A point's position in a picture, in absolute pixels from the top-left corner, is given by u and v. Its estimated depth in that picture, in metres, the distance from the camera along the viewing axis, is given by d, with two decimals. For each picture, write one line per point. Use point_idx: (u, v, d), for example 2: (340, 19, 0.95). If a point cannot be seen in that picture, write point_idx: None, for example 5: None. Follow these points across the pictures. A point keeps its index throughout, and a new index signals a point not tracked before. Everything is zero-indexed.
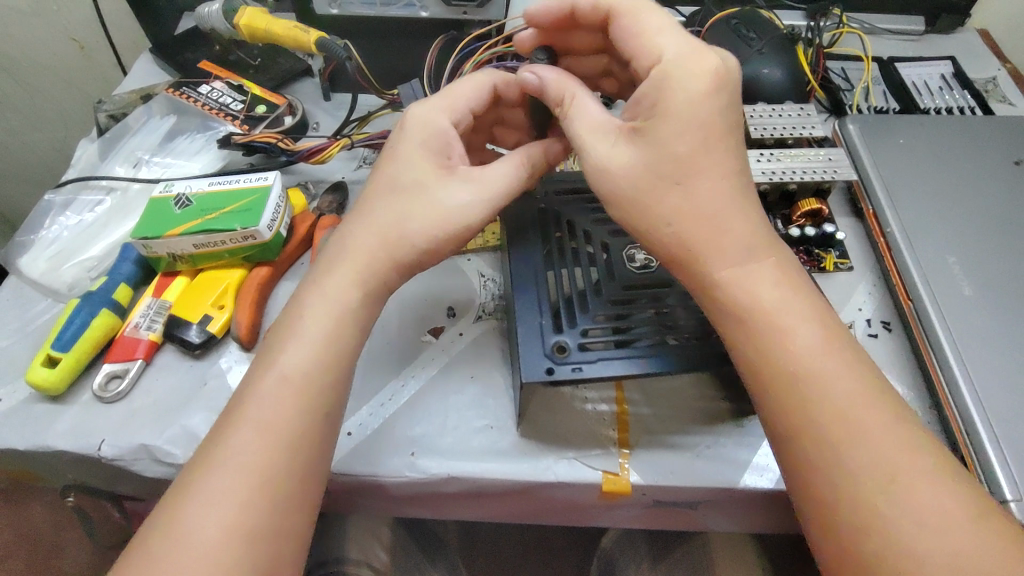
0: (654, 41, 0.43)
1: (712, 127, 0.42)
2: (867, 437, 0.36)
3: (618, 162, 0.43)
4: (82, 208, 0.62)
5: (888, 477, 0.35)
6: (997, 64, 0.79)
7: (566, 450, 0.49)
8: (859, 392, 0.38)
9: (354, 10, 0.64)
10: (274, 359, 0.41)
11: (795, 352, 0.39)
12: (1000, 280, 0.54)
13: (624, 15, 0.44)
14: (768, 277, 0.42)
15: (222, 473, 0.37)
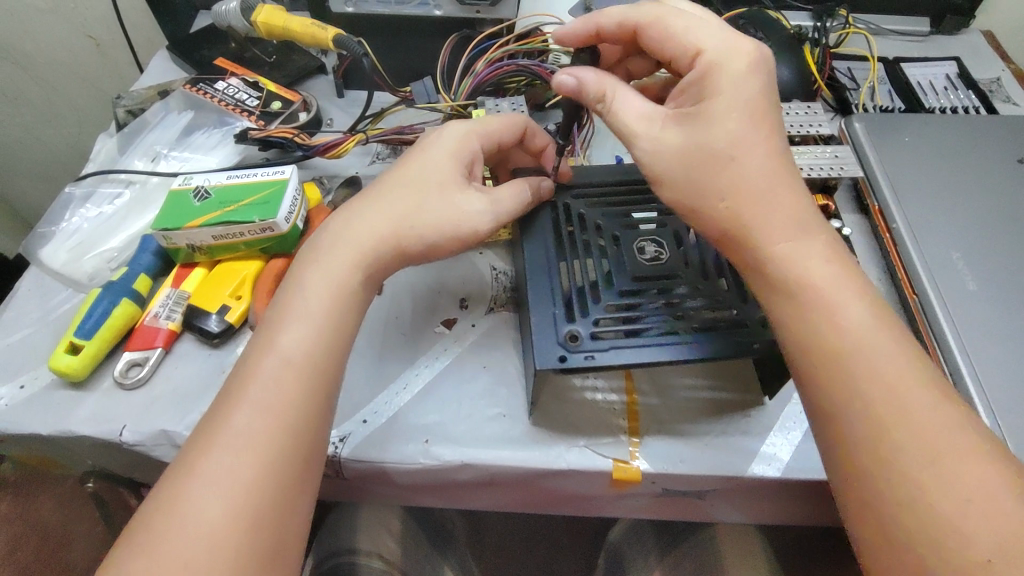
0: (689, 37, 0.45)
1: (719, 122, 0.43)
2: (884, 412, 0.36)
3: None
4: (101, 200, 0.63)
5: (910, 451, 0.35)
6: (1001, 65, 0.80)
7: (577, 439, 0.50)
8: (883, 360, 0.38)
9: (367, 9, 0.66)
10: (289, 341, 0.42)
11: (815, 325, 0.39)
12: (1003, 275, 0.55)
13: (653, 23, 0.47)
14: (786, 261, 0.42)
15: (229, 447, 0.37)
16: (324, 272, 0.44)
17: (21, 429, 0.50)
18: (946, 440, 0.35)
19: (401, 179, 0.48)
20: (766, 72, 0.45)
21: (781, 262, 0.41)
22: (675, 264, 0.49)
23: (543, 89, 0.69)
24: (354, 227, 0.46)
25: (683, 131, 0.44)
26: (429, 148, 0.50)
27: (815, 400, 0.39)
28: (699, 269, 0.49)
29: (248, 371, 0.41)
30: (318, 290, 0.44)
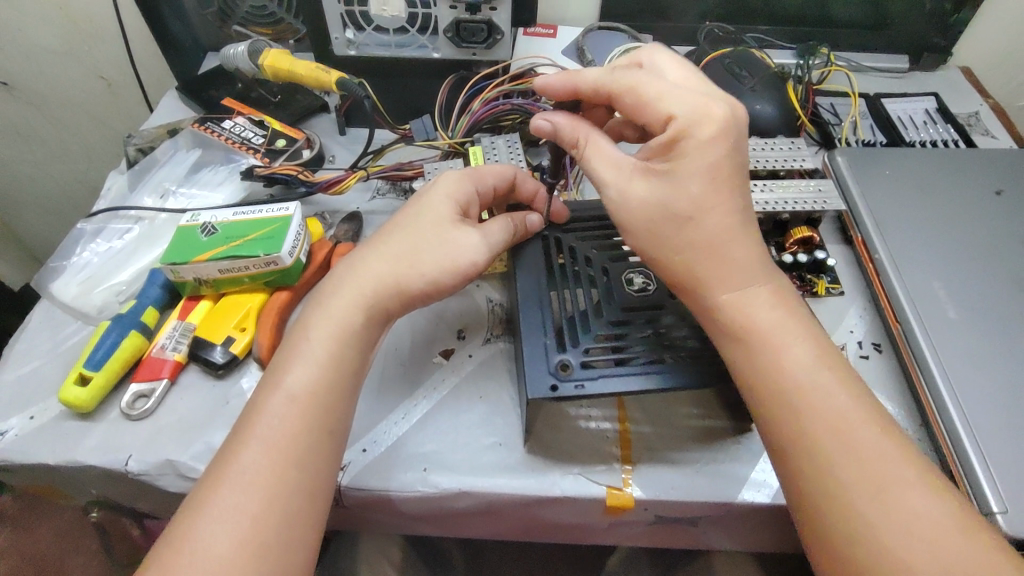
0: (664, 103, 0.45)
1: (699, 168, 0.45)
2: (831, 447, 0.38)
3: (637, 192, 0.46)
4: (112, 235, 0.65)
5: (858, 484, 0.37)
6: (979, 100, 0.83)
7: (572, 466, 0.51)
8: (829, 397, 0.40)
9: (370, 52, 0.68)
10: (290, 377, 0.43)
11: (770, 365, 0.42)
12: (982, 305, 0.57)
13: (628, 90, 0.47)
14: (765, 293, 0.44)
15: (233, 485, 0.39)
16: (324, 311, 0.46)
17: (29, 460, 0.51)
18: (890, 471, 0.37)
19: (394, 226, 0.51)
20: (735, 137, 0.45)
21: (755, 299, 0.44)
22: (662, 295, 0.51)
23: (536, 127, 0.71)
24: (358, 266, 0.49)
25: (655, 179, 0.46)
26: (419, 196, 0.53)
27: (774, 436, 0.41)
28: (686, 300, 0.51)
29: (255, 402, 0.43)
30: (318, 328, 0.46)
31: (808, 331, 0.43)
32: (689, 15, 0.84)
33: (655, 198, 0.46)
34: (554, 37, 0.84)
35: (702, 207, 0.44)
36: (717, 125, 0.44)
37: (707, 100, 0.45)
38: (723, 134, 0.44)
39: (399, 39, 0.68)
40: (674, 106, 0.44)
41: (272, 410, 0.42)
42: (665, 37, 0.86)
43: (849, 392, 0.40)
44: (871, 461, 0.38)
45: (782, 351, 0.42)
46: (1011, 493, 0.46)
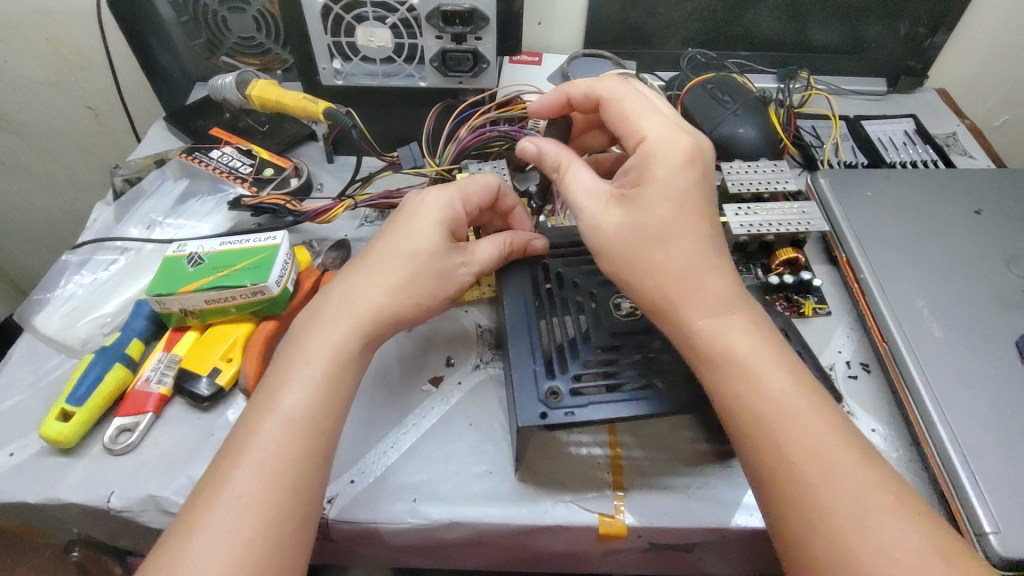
0: (638, 122, 0.50)
1: (678, 191, 0.47)
2: (813, 477, 0.38)
3: (611, 218, 0.48)
4: (97, 266, 0.65)
5: (842, 509, 0.37)
6: (956, 121, 0.85)
7: (563, 494, 0.51)
8: (804, 427, 0.40)
9: (357, 81, 0.69)
10: (286, 400, 0.43)
11: (743, 389, 0.42)
12: (966, 323, 0.57)
13: (614, 101, 0.52)
14: (746, 317, 0.45)
15: (223, 514, 0.38)
16: (322, 336, 0.46)
17: (10, 498, 0.50)
18: (873, 500, 0.37)
19: (380, 251, 0.50)
20: (702, 167, 0.48)
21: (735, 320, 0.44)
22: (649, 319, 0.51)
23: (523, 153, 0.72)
24: (343, 294, 0.48)
25: (626, 204, 0.48)
26: (405, 218, 0.52)
27: (753, 459, 0.41)
28: None
29: (240, 434, 0.42)
30: (319, 346, 0.46)
31: (783, 356, 0.44)
32: (671, 41, 0.86)
33: (630, 224, 0.47)
34: (540, 65, 0.86)
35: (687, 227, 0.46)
36: (686, 151, 0.48)
37: (679, 129, 0.49)
38: (691, 159, 0.48)
39: (386, 69, 0.69)
40: (645, 127, 0.49)
41: (257, 440, 0.41)
42: (648, 63, 0.88)
43: (826, 418, 0.41)
44: (854, 489, 0.38)
45: (759, 376, 0.42)
46: (1003, 512, 0.46)
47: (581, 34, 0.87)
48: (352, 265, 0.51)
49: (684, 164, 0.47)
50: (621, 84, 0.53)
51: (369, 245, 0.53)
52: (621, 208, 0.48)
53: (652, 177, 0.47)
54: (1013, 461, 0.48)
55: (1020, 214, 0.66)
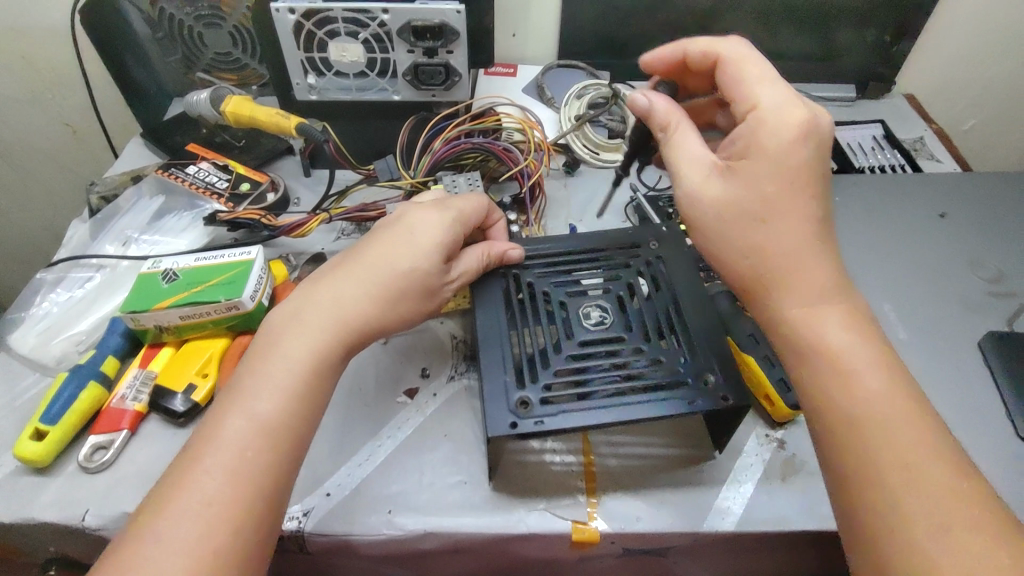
0: (755, 90, 0.48)
1: (784, 169, 0.46)
2: (894, 478, 0.37)
3: (713, 189, 0.48)
4: (73, 284, 0.65)
5: (924, 519, 0.35)
6: (924, 126, 0.87)
7: (537, 502, 0.51)
8: (895, 430, 0.39)
9: (331, 96, 0.70)
10: (254, 407, 0.43)
11: (832, 387, 0.41)
12: (930, 325, 0.59)
13: (733, 63, 0.50)
14: (844, 315, 0.44)
15: (176, 519, 0.38)
16: (286, 340, 0.46)
17: None
18: (959, 513, 0.35)
19: (368, 263, 0.50)
20: (819, 142, 0.46)
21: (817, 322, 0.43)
22: (619, 328, 0.52)
23: (497, 164, 0.72)
24: (325, 303, 0.48)
25: (730, 177, 0.47)
26: (398, 233, 0.52)
27: (834, 456, 0.40)
28: (642, 333, 0.52)
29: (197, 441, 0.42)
30: (289, 351, 0.46)
31: (884, 359, 0.42)
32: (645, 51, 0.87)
33: (729, 198, 0.47)
34: (515, 76, 0.88)
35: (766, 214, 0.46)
36: (800, 123, 0.46)
37: (796, 101, 0.47)
38: (805, 134, 0.46)
39: (360, 83, 0.69)
40: (762, 96, 0.47)
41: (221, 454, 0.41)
42: (621, 73, 0.89)
43: (925, 427, 0.39)
44: (939, 497, 0.36)
45: (854, 374, 0.41)
46: None
47: (555, 45, 0.88)
48: (336, 272, 0.51)
49: (797, 139, 0.46)
50: (743, 48, 0.50)
51: (350, 252, 0.53)
52: (723, 181, 0.48)
53: (759, 150, 0.46)
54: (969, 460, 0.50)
55: (983, 217, 0.68)
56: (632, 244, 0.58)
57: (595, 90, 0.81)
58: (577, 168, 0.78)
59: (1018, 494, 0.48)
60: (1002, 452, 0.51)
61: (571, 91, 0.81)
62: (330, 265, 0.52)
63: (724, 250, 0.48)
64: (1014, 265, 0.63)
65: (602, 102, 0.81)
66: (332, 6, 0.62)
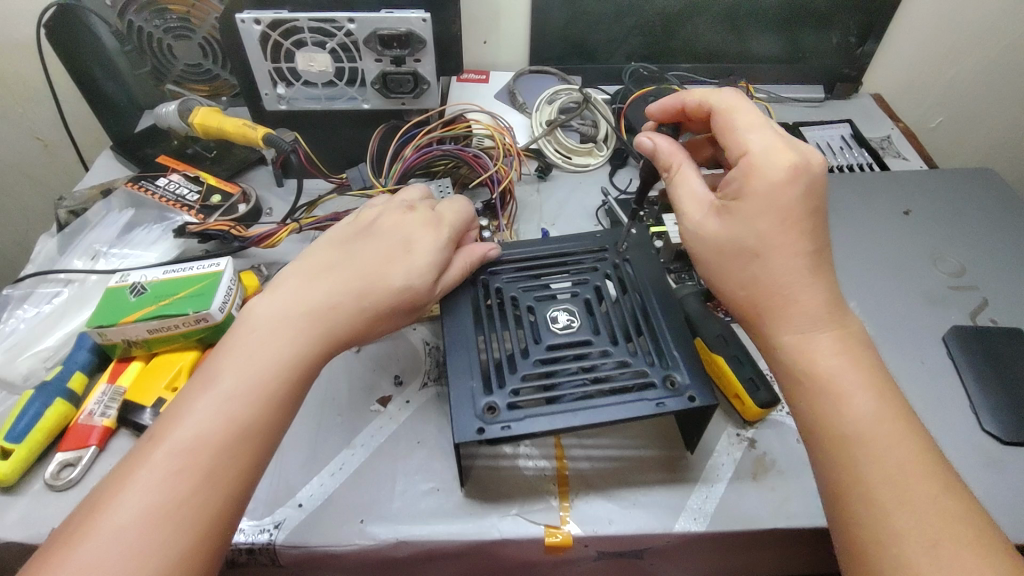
0: (745, 134, 0.47)
1: (777, 207, 0.45)
2: (887, 497, 0.37)
3: (712, 227, 0.48)
4: (40, 300, 0.64)
5: (915, 534, 0.36)
6: (891, 124, 0.88)
7: (510, 507, 0.51)
8: (886, 450, 0.39)
9: (300, 105, 0.70)
10: (215, 406, 0.41)
11: (824, 408, 0.41)
12: (896, 322, 0.59)
13: (723, 112, 0.49)
14: (836, 335, 0.44)
15: (119, 518, 0.36)
16: (257, 339, 0.44)
17: None
18: (951, 530, 0.35)
19: (360, 266, 0.49)
20: (808, 184, 0.45)
21: (805, 343, 0.44)
22: (586, 332, 0.52)
23: (468, 171, 0.73)
24: (312, 299, 0.47)
25: (727, 216, 0.47)
26: (394, 240, 0.52)
27: (826, 474, 0.41)
28: (610, 336, 0.52)
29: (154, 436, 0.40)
30: (262, 349, 0.44)
31: (873, 377, 0.42)
32: (615, 56, 0.87)
33: (727, 236, 0.46)
34: (487, 83, 0.88)
35: (756, 245, 0.45)
36: (790, 167, 0.45)
37: (786, 145, 0.46)
38: (795, 175, 0.45)
39: (329, 92, 0.69)
40: (751, 141, 0.46)
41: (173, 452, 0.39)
42: (592, 77, 0.90)
43: (910, 443, 0.39)
44: (930, 515, 0.36)
45: (843, 395, 0.41)
46: None
47: (527, 51, 0.89)
48: (325, 272, 0.49)
49: (788, 180, 0.45)
50: (737, 97, 0.50)
51: (336, 251, 0.51)
52: (721, 220, 0.47)
53: (751, 191, 0.45)
54: None
55: (947, 214, 0.69)
56: (599, 247, 0.58)
57: (566, 94, 0.82)
58: (550, 173, 0.78)
59: (981, 486, 0.49)
60: (965, 445, 0.52)
61: (543, 96, 0.82)
62: (315, 260, 0.50)
63: (725, 281, 0.47)
64: (977, 260, 0.64)
65: (573, 107, 0.82)
66: (298, 16, 0.62)
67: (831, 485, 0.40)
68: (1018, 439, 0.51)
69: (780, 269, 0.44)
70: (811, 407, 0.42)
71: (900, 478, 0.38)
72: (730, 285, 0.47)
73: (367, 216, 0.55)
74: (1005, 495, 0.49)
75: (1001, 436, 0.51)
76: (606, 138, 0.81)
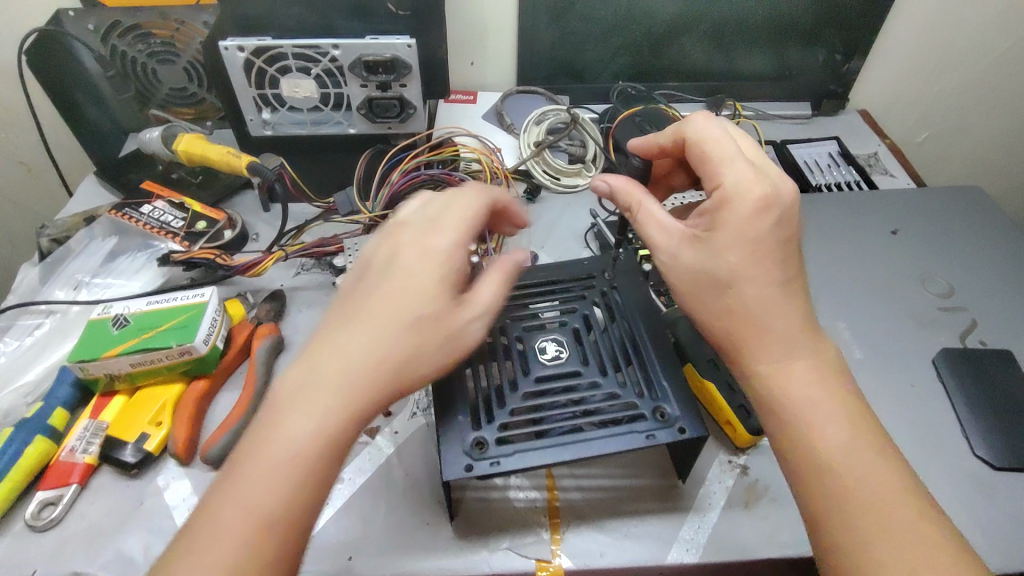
0: (719, 166, 0.46)
1: (749, 238, 0.44)
2: (861, 528, 0.37)
3: (685, 255, 0.47)
4: (21, 332, 0.63)
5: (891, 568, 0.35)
6: (877, 141, 0.88)
7: (501, 541, 0.51)
8: (862, 479, 0.39)
9: (286, 130, 0.69)
10: (225, 515, 0.35)
11: (796, 437, 0.41)
12: (885, 343, 0.59)
13: (695, 143, 0.48)
14: (811, 362, 0.43)
15: None
16: (343, 374, 0.39)
17: None
18: (931, 561, 0.35)
19: (388, 299, 0.42)
20: (780, 214, 0.45)
21: (780, 370, 0.43)
22: (575, 363, 0.51)
23: None
24: (346, 340, 0.40)
25: (700, 246, 0.46)
26: (409, 255, 0.43)
27: (802, 504, 0.40)
28: (599, 366, 0.51)
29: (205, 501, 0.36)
30: (261, 434, 0.38)
31: (848, 404, 0.42)
32: (602, 75, 0.88)
33: (700, 265, 0.46)
34: (474, 104, 0.88)
35: (727, 276, 0.45)
36: (764, 199, 0.44)
37: (760, 175, 0.45)
38: (768, 206, 0.44)
39: (314, 117, 0.69)
40: (726, 172, 0.46)
41: (232, 513, 0.35)
42: (580, 96, 0.90)
43: (885, 472, 0.39)
44: (905, 548, 0.36)
45: (816, 425, 0.41)
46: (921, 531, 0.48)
47: (514, 72, 0.89)
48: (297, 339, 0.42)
49: (761, 212, 0.44)
50: (708, 123, 0.49)
51: (361, 284, 0.43)
52: (694, 250, 0.46)
53: (726, 224, 0.45)
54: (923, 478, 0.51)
55: (934, 233, 0.69)
56: (587, 275, 0.58)
57: (554, 115, 0.82)
58: (538, 195, 0.78)
59: (970, 511, 0.49)
60: (954, 469, 0.52)
61: (531, 116, 0.82)
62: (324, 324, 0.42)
63: (700, 311, 0.46)
64: (966, 279, 0.64)
65: (562, 127, 0.81)
66: (281, 43, 0.62)
67: (807, 516, 0.40)
68: (1010, 463, 0.51)
69: (753, 297, 0.44)
70: (785, 435, 0.42)
71: (880, 508, 0.38)
72: (705, 312, 0.46)
73: (366, 251, 0.45)
74: (994, 522, 0.49)
75: (993, 461, 0.51)
76: (594, 158, 0.80)
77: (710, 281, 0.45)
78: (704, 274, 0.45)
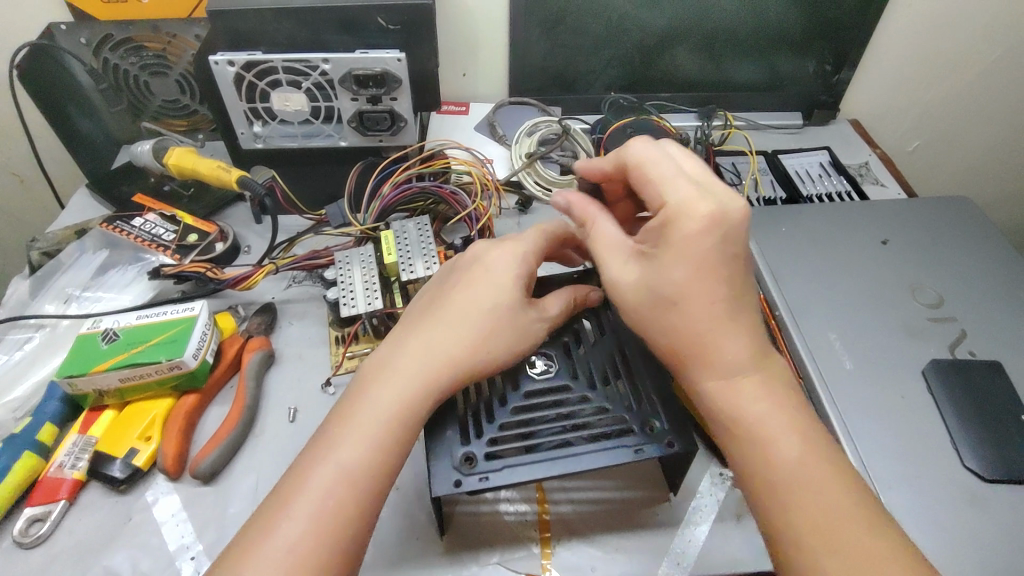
0: (661, 185, 0.47)
1: (692, 257, 0.44)
2: (815, 542, 0.38)
3: (632, 275, 0.48)
4: (10, 347, 0.63)
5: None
6: (868, 151, 0.89)
7: (491, 555, 0.51)
8: (812, 492, 0.40)
9: (276, 143, 0.69)
10: (319, 472, 0.41)
11: (750, 453, 0.42)
12: (875, 355, 0.59)
13: (635, 165, 0.49)
14: (761, 379, 0.44)
15: (269, 554, 0.38)
16: (412, 363, 0.46)
17: None
18: (884, 571, 0.36)
19: (454, 303, 0.50)
20: (724, 231, 0.44)
21: (728, 390, 0.44)
22: (566, 377, 0.51)
23: (446, 208, 0.72)
24: (418, 338, 0.48)
25: (647, 263, 0.47)
26: (473, 270, 0.52)
27: (760, 519, 0.41)
28: (590, 380, 0.51)
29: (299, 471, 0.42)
30: (346, 412, 0.45)
31: (801, 422, 0.43)
32: (594, 86, 0.88)
33: (646, 284, 0.47)
34: (467, 115, 0.88)
35: (673, 295, 0.45)
36: (707, 216, 0.44)
37: (701, 193, 0.45)
38: (711, 224, 0.44)
39: (305, 130, 0.69)
40: (667, 193, 0.46)
41: (326, 475, 0.41)
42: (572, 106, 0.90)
43: (845, 488, 0.40)
44: (857, 560, 0.37)
45: (770, 441, 0.42)
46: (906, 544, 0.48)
47: (506, 83, 0.89)
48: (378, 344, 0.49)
49: (703, 230, 0.44)
50: (650, 145, 0.49)
51: (431, 298, 0.52)
52: (640, 267, 0.48)
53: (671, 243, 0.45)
54: (912, 491, 0.51)
55: (924, 243, 0.69)
56: None
57: (546, 127, 0.82)
58: (530, 206, 0.78)
59: (958, 524, 0.49)
60: (943, 481, 0.52)
61: (523, 127, 0.82)
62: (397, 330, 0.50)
63: (650, 328, 0.47)
64: (955, 290, 0.65)
65: (553, 138, 0.82)
66: (271, 57, 0.62)
67: (765, 530, 0.41)
68: (1000, 475, 0.52)
69: (699, 316, 0.45)
70: (740, 452, 0.43)
71: (855, 522, 0.38)
72: (654, 331, 0.47)
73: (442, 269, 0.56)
74: (981, 534, 0.49)
75: (984, 473, 0.52)
76: None
77: (658, 300, 0.46)
78: (652, 294, 0.46)
